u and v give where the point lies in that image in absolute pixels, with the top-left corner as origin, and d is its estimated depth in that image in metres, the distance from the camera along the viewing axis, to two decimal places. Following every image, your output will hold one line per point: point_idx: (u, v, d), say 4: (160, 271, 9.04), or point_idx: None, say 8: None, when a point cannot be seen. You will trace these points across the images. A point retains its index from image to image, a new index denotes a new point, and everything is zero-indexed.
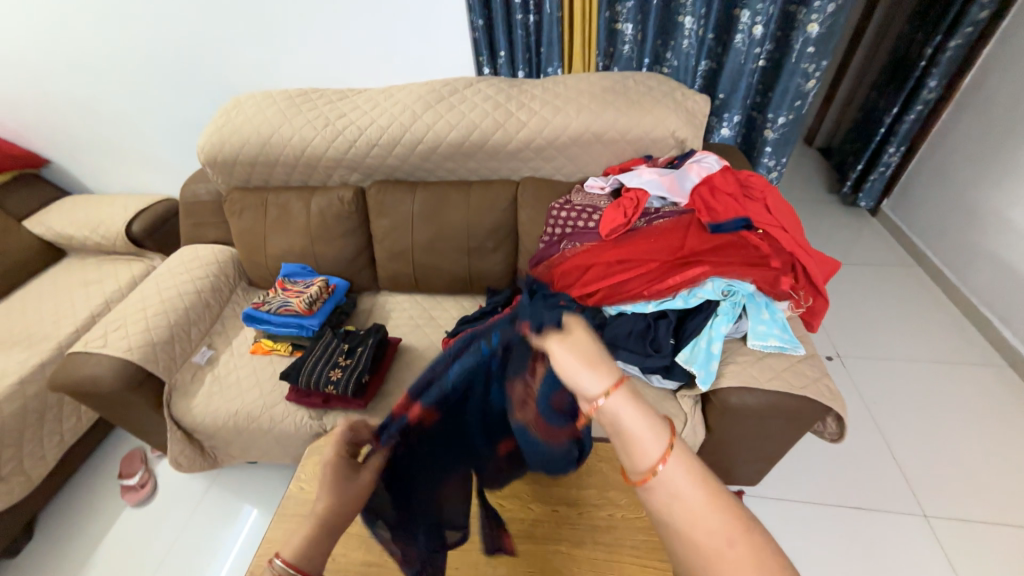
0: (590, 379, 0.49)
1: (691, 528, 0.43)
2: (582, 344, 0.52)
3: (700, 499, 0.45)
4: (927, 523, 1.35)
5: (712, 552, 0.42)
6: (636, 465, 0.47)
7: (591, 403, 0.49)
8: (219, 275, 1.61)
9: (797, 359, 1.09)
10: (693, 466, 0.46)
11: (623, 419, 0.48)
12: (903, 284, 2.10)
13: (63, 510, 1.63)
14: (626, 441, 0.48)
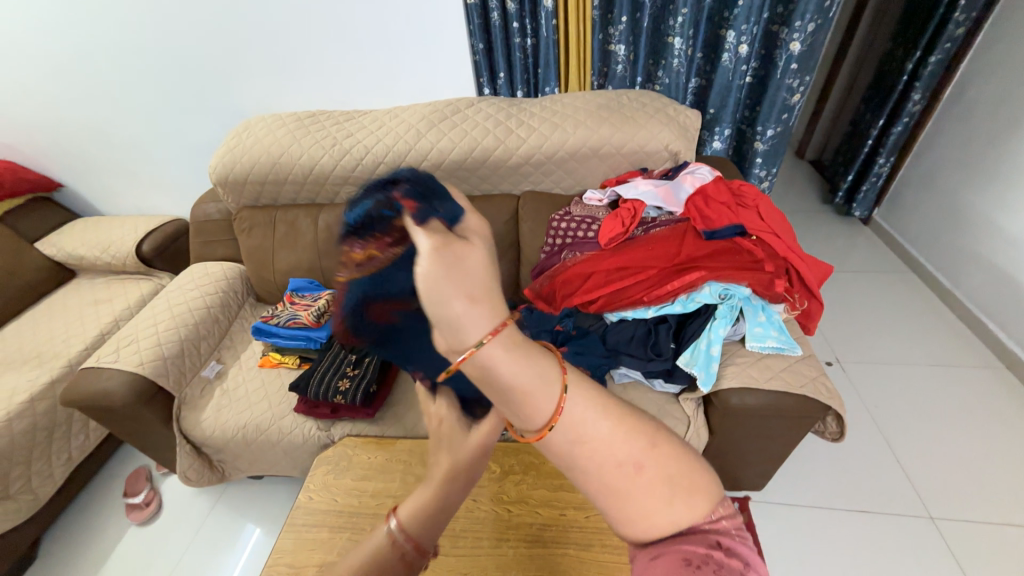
0: (469, 319, 0.33)
1: (599, 468, 0.36)
2: (462, 268, 0.34)
3: (607, 431, 0.37)
4: (933, 525, 1.35)
5: (622, 486, 0.36)
6: (528, 423, 0.35)
7: (466, 356, 0.33)
8: (228, 290, 1.65)
9: (794, 359, 1.11)
10: (590, 392, 0.37)
11: (502, 373, 0.34)
12: (898, 290, 2.14)
13: (69, 530, 1.62)
14: (514, 396, 0.35)
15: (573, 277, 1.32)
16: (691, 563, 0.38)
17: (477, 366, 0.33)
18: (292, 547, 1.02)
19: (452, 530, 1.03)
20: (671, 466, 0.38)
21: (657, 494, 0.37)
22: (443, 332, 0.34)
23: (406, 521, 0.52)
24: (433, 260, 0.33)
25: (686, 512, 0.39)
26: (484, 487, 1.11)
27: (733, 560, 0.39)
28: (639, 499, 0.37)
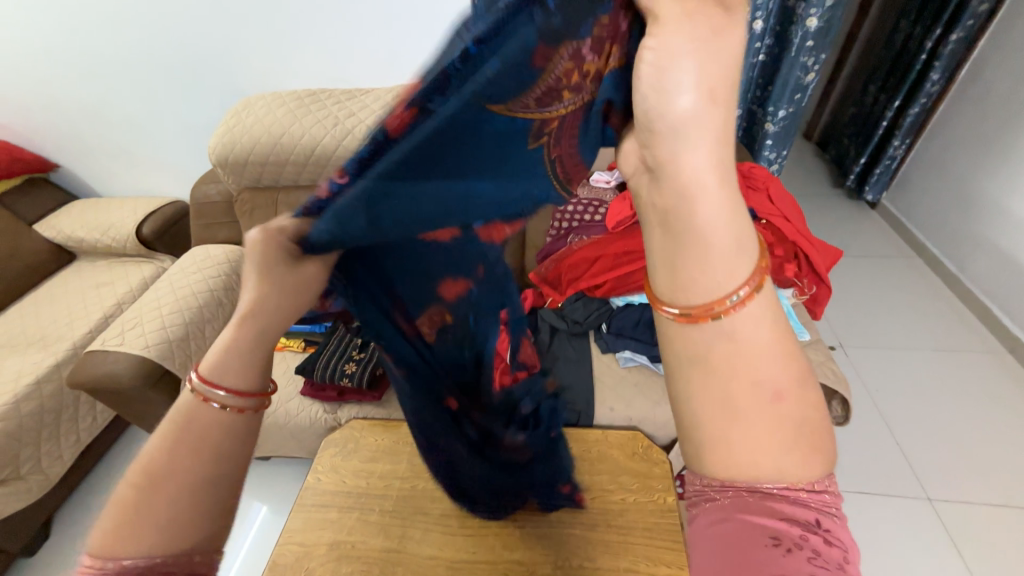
0: (707, 185, 0.38)
1: (738, 377, 0.37)
2: (711, 112, 0.38)
3: (760, 341, 0.38)
4: (931, 506, 1.38)
5: (754, 405, 0.37)
6: (696, 274, 0.38)
7: (700, 222, 0.37)
8: (231, 273, 1.63)
9: (802, 344, 1.10)
10: (765, 310, 0.38)
11: (703, 201, 0.38)
12: (902, 275, 2.13)
13: (80, 509, 1.65)
14: (703, 266, 0.38)
15: (579, 261, 1.35)
16: (778, 542, 0.38)
17: (701, 243, 0.38)
18: (303, 527, 1.04)
19: (459, 511, 1.04)
20: (810, 412, 0.38)
21: (781, 431, 0.38)
22: (671, 198, 0.39)
23: (214, 366, 0.45)
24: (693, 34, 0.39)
25: (797, 464, 0.39)
26: None
27: (825, 547, 0.38)
28: (764, 426, 0.38)
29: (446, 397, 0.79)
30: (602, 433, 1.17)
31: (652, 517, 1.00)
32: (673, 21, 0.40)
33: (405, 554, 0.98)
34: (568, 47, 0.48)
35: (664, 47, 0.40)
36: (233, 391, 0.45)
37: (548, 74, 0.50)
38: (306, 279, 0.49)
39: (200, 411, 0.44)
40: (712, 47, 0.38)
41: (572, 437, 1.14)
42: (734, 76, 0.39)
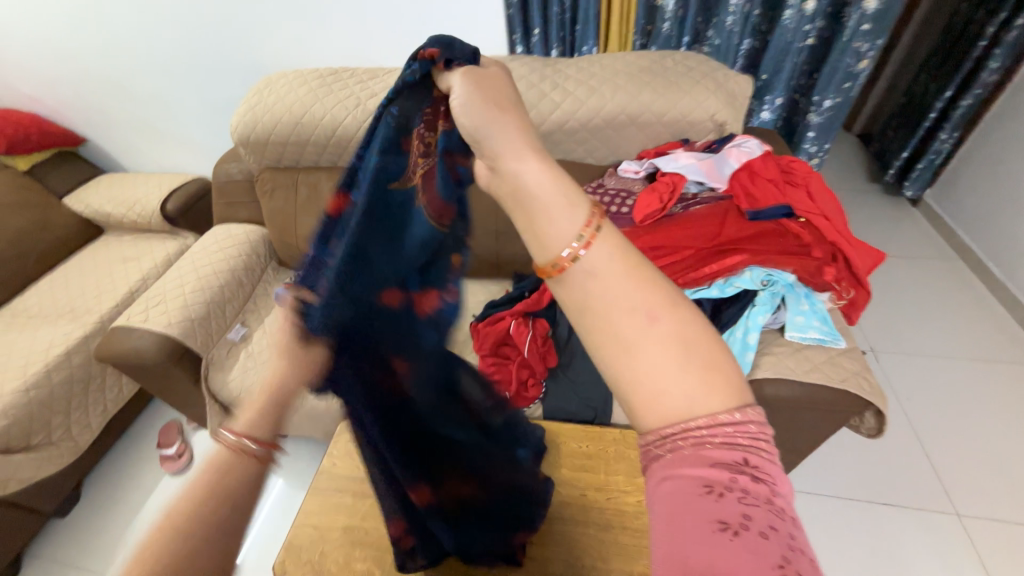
0: (535, 180, 0.44)
1: (616, 312, 0.41)
2: (507, 120, 0.47)
3: (617, 273, 0.43)
4: (959, 522, 1.33)
5: (635, 334, 0.41)
6: (547, 246, 0.43)
7: (547, 223, 0.43)
8: (251, 253, 1.64)
9: (836, 352, 1.04)
10: (611, 247, 0.43)
11: (530, 186, 0.44)
12: (941, 278, 2.02)
13: (109, 474, 1.72)
14: (544, 235, 0.44)
15: None
16: (711, 489, 0.37)
17: (550, 233, 0.43)
18: (319, 509, 1.06)
19: None
20: (695, 339, 0.41)
21: (667, 351, 0.40)
22: (511, 188, 0.45)
23: (252, 426, 0.42)
24: (465, 86, 0.49)
25: (700, 386, 0.40)
26: None
27: (757, 484, 0.38)
28: (654, 348, 0.40)
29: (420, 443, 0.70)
30: (620, 432, 1.14)
31: None
32: (459, 77, 0.50)
33: None
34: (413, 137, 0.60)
35: (460, 78, 0.51)
36: (267, 442, 0.42)
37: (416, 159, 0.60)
38: (313, 352, 0.50)
39: (236, 463, 0.40)
40: (473, 75, 0.50)
41: (588, 434, 1.13)
42: (510, 96, 0.49)
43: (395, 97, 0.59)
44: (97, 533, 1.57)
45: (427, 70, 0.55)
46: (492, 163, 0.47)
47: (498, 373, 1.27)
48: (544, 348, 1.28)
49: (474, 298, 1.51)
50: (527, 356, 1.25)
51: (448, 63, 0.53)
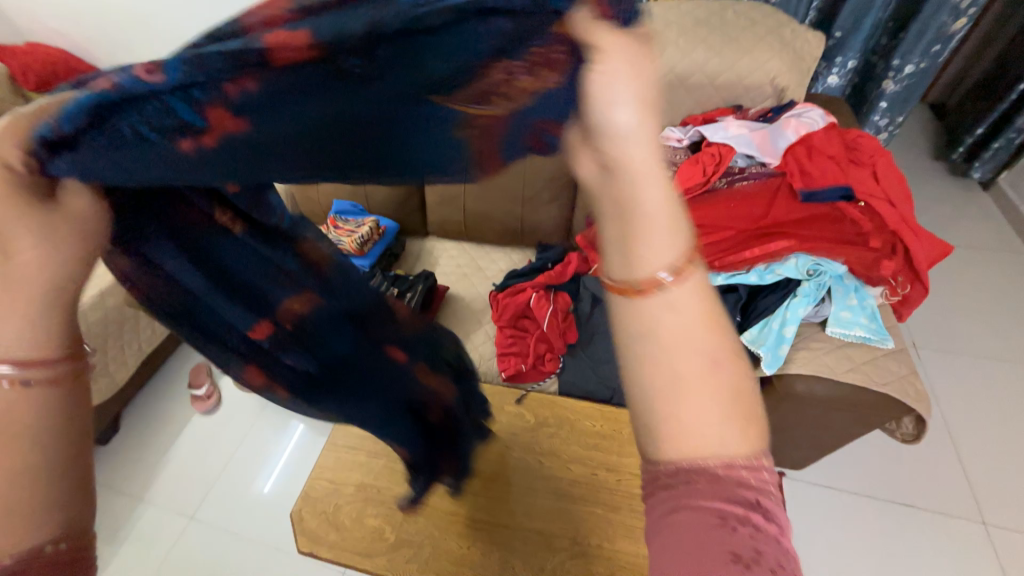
0: (649, 189, 0.40)
1: (679, 349, 0.38)
2: (646, 121, 0.39)
3: (696, 314, 0.39)
4: (984, 531, 1.28)
5: (696, 372, 0.38)
6: (635, 267, 0.39)
7: (647, 252, 0.39)
8: None
9: (882, 353, 0.96)
10: (698, 285, 0.39)
11: (644, 200, 0.40)
12: (1003, 273, 1.86)
13: (145, 409, 1.83)
14: (640, 251, 0.39)
15: None
16: (722, 521, 0.36)
17: (648, 257, 0.39)
18: (333, 464, 1.09)
19: (484, 473, 1.04)
20: (743, 387, 0.39)
21: (720, 403, 0.37)
22: (619, 195, 0.40)
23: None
24: (614, 54, 0.37)
25: (741, 439, 0.38)
26: (517, 436, 1.08)
27: (768, 523, 0.36)
28: (699, 389, 0.37)
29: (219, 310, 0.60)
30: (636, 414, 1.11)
31: None
32: (614, 44, 0.37)
33: (425, 506, 1.01)
34: (500, 62, 0.39)
35: (625, 59, 0.37)
36: (19, 361, 0.36)
37: (489, 78, 0.41)
38: (77, 217, 0.39)
39: None
40: (638, 52, 0.38)
41: (602, 414, 1.10)
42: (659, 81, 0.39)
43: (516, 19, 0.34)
44: (134, 462, 1.69)
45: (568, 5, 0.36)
46: (604, 163, 0.41)
47: (516, 345, 1.25)
48: (564, 324, 1.25)
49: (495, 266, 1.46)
50: (546, 332, 1.22)
51: (608, 12, 0.36)
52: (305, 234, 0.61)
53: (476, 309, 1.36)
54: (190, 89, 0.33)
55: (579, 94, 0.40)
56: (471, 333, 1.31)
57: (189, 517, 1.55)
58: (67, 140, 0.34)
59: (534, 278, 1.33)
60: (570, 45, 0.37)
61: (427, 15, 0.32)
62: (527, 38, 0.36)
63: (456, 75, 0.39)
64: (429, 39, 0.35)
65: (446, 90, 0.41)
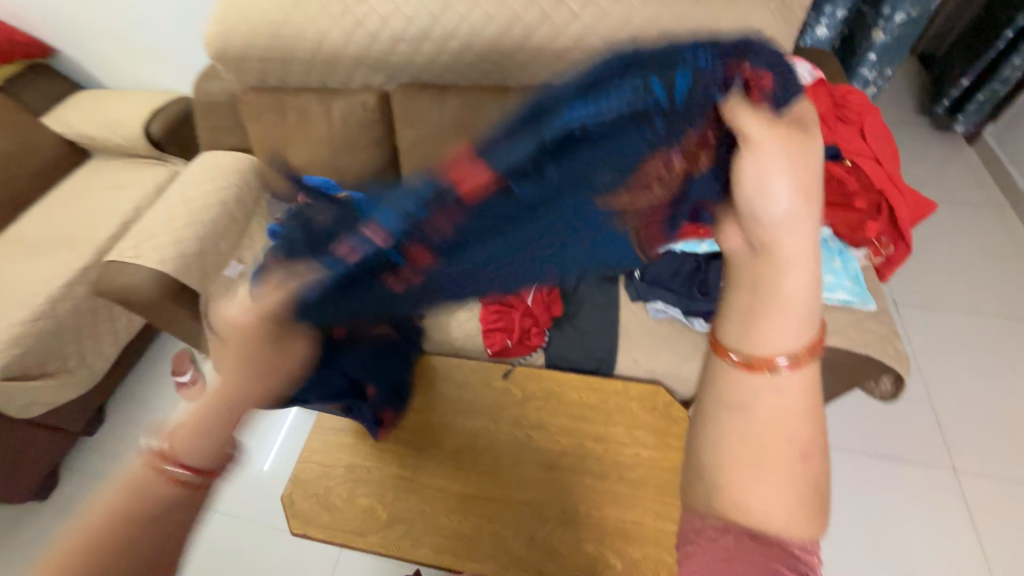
0: (795, 275, 0.46)
1: (771, 434, 0.45)
2: (799, 214, 0.46)
3: (799, 409, 0.46)
4: (954, 477, 1.35)
5: (784, 459, 0.44)
6: (755, 339, 0.47)
7: (772, 340, 0.46)
8: (242, 185, 1.54)
9: (864, 315, 0.96)
10: (808, 382, 0.46)
11: (785, 286, 0.47)
12: (983, 228, 1.87)
13: (130, 398, 1.80)
14: (769, 333, 0.47)
15: None
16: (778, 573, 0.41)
17: (772, 349, 0.46)
18: (322, 448, 1.09)
19: (474, 448, 1.05)
20: (820, 483, 0.45)
21: (797, 487, 0.44)
22: (758, 274, 0.48)
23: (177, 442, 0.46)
24: (770, 148, 0.44)
25: (803, 523, 0.43)
26: (505, 410, 1.09)
27: None
28: (776, 470, 0.44)
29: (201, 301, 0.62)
30: (622, 384, 1.11)
31: (662, 476, 0.98)
32: (771, 142, 0.44)
33: (415, 484, 1.02)
34: (662, 152, 0.50)
35: (778, 139, 0.44)
36: (194, 469, 0.45)
37: (649, 169, 0.53)
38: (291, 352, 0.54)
39: (151, 490, 0.43)
40: (799, 137, 0.45)
41: (588, 385, 1.10)
42: (816, 182, 0.46)
43: (671, 112, 0.45)
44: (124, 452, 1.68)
45: (720, 95, 0.44)
46: (756, 244, 0.49)
47: (500, 321, 1.20)
48: (549, 297, 1.21)
49: None
50: (531, 306, 1.18)
51: (759, 102, 0.44)
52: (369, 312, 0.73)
53: None
54: (402, 238, 0.53)
55: (731, 177, 0.48)
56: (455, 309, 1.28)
57: None
58: (312, 299, 0.54)
59: None
60: (720, 125, 0.46)
61: (583, 122, 0.44)
62: (684, 124, 0.46)
63: (633, 167, 0.53)
64: (588, 141, 0.47)
65: (615, 188, 0.56)
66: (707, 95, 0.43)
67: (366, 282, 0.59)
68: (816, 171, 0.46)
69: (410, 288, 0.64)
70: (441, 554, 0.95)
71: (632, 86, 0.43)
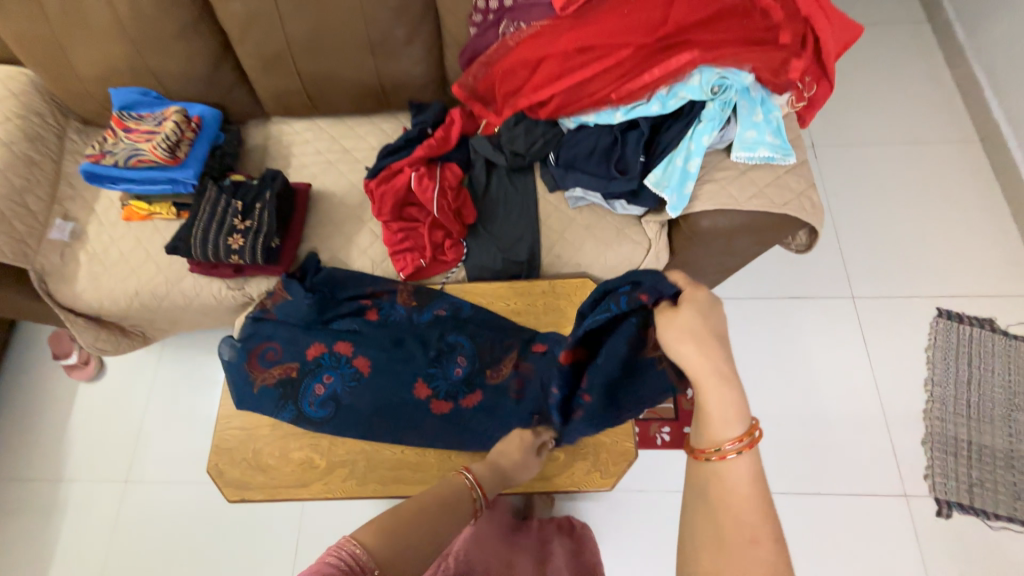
0: (714, 393, 0.54)
1: (724, 517, 0.52)
2: (690, 343, 0.56)
3: (745, 495, 0.53)
4: (852, 303, 1.49)
5: (738, 545, 0.50)
6: (699, 436, 0.55)
7: (716, 439, 0.54)
8: (28, 116, 1.14)
9: (785, 170, 0.90)
10: (748, 470, 0.53)
11: (709, 399, 0.55)
12: (898, 50, 1.81)
13: (14, 395, 1.56)
14: (708, 429, 0.55)
15: (518, 66, 0.98)
16: None
17: (712, 447, 0.54)
18: (242, 414, 0.99)
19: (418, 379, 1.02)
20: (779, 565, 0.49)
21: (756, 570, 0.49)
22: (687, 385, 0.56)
23: (480, 476, 0.84)
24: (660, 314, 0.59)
25: None
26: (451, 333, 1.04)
27: None
28: (727, 553, 0.50)
29: (417, 384, 0.99)
30: (550, 280, 1.06)
31: None
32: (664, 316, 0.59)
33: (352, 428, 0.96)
34: (648, 329, 0.65)
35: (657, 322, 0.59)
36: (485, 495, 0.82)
37: (648, 337, 0.66)
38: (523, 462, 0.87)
39: (461, 498, 0.78)
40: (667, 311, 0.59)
41: (516, 291, 1.05)
42: (708, 325, 0.57)
43: (630, 313, 0.64)
44: (33, 450, 1.50)
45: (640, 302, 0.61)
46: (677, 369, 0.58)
47: (409, 239, 1.06)
48: (459, 202, 1.06)
49: (365, 144, 1.18)
50: (439, 217, 1.04)
51: (657, 298, 0.60)
52: (474, 377, 1.00)
53: (353, 204, 1.12)
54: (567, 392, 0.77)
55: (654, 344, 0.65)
56: (354, 235, 1.10)
57: (125, 481, 1.46)
58: (561, 420, 0.81)
59: (414, 149, 1.09)
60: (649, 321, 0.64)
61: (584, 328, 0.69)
62: (646, 318, 0.64)
63: (634, 342, 0.67)
64: (607, 334, 0.69)
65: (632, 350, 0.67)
66: (636, 302, 0.62)
67: (572, 400, 0.79)
68: (696, 320, 0.57)
69: (603, 418, 0.77)
70: (387, 484, 0.93)
71: (605, 305, 0.66)
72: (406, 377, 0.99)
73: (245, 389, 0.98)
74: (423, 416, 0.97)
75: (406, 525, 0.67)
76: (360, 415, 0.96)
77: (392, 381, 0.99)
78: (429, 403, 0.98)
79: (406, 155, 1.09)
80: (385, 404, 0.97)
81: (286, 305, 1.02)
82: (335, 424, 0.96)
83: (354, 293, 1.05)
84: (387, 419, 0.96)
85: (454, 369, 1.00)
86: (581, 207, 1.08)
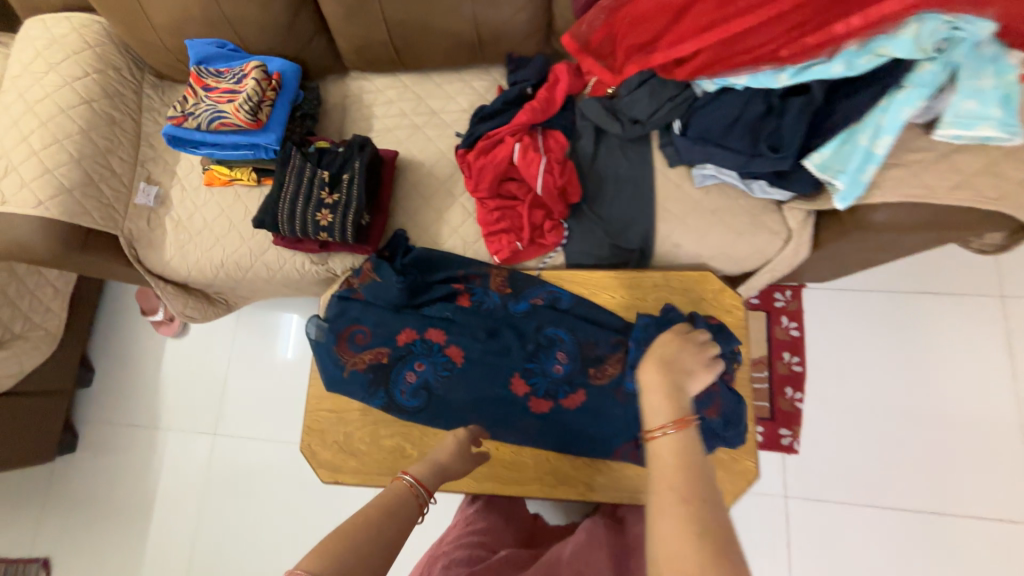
0: (655, 390, 0.69)
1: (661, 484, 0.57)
2: (654, 354, 0.75)
3: (677, 470, 0.58)
4: (1000, 304, 1.27)
5: (669, 506, 0.53)
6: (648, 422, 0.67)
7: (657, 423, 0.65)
8: (105, 69, 1.08)
9: (1003, 154, 0.70)
10: (682, 443, 0.61)
11: (654, 395, 0.69)
12: None
13: (110, 346, 1.64)
14: (653, 418, 0.66)
15: (653, 11, 0.80)
16: None
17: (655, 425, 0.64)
18: (332, 397, 0.96)
19: None
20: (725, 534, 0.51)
21: None
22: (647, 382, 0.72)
23: (422, 477, 0.71)
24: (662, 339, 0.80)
25: None
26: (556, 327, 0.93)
27: None
28: (664, 512, 0.53)
29: (515, 380, 0.91)
30: (663, 271, 0.93)
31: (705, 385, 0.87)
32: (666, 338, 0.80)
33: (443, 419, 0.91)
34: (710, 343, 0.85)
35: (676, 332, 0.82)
36: (428, 490, 0.69)
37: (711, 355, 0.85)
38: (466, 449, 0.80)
39: (405, 500, 0.65)
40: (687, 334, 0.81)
41: (623, 284, 0.93)
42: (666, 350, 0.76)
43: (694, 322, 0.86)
44: (130, 398, 1.60)
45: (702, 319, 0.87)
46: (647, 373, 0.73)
47: (505, 219, 0.95)
48: (564, 177, 0.93)
49: (455, 105, 1.05)
50: (541, 196, 0.92)
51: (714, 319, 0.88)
52: (579, 378, 0.90)
53: (442, 176, 1.01)
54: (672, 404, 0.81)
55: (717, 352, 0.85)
56: (444, 211, 1.00)
57: (212, 434, 1.53)
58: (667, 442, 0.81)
59: (513, 115, 0.95)
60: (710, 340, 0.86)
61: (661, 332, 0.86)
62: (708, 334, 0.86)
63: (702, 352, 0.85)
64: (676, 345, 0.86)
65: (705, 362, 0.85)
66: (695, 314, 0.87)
67: None
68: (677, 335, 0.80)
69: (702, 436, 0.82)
70: (481, 480, 0.88)
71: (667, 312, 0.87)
72: (502, 370, 0.92)
73: (335, 372, 0.94)
74: (521, 415, 0.90)
75: (352, 549, 0.55)
76: (452, 409, 0.91)
77: (489, 376, 0.92)
78: (528, 401, 0.90)
79: (505, 121, 0.95)
80: (481, 398, 0.91)
81: (376, 287, 0.96)
82: (426, 415, 0.91)
83: (444, 276, 0.97)
84: (483, 415, 0.90)
85: (557, 366, 0.91)
86: (706, 185, 0.91)
